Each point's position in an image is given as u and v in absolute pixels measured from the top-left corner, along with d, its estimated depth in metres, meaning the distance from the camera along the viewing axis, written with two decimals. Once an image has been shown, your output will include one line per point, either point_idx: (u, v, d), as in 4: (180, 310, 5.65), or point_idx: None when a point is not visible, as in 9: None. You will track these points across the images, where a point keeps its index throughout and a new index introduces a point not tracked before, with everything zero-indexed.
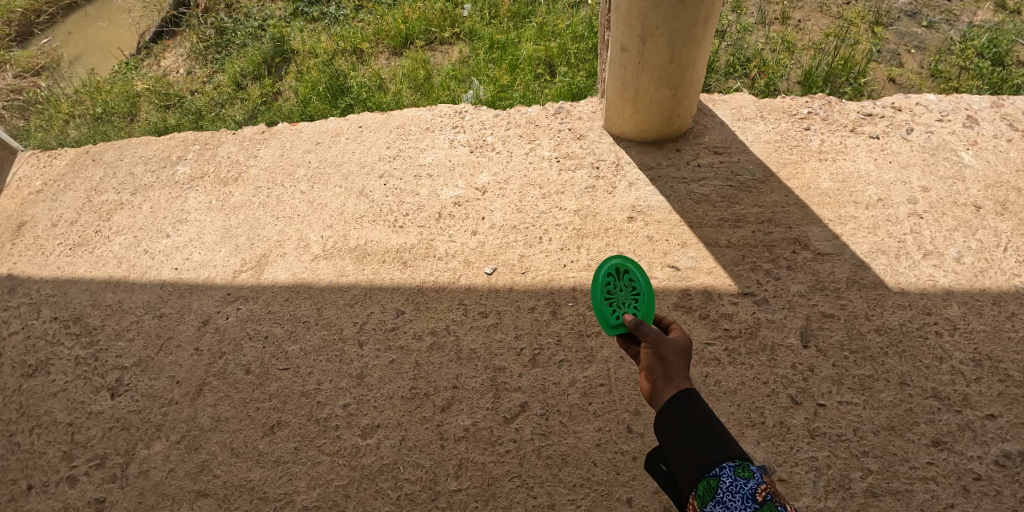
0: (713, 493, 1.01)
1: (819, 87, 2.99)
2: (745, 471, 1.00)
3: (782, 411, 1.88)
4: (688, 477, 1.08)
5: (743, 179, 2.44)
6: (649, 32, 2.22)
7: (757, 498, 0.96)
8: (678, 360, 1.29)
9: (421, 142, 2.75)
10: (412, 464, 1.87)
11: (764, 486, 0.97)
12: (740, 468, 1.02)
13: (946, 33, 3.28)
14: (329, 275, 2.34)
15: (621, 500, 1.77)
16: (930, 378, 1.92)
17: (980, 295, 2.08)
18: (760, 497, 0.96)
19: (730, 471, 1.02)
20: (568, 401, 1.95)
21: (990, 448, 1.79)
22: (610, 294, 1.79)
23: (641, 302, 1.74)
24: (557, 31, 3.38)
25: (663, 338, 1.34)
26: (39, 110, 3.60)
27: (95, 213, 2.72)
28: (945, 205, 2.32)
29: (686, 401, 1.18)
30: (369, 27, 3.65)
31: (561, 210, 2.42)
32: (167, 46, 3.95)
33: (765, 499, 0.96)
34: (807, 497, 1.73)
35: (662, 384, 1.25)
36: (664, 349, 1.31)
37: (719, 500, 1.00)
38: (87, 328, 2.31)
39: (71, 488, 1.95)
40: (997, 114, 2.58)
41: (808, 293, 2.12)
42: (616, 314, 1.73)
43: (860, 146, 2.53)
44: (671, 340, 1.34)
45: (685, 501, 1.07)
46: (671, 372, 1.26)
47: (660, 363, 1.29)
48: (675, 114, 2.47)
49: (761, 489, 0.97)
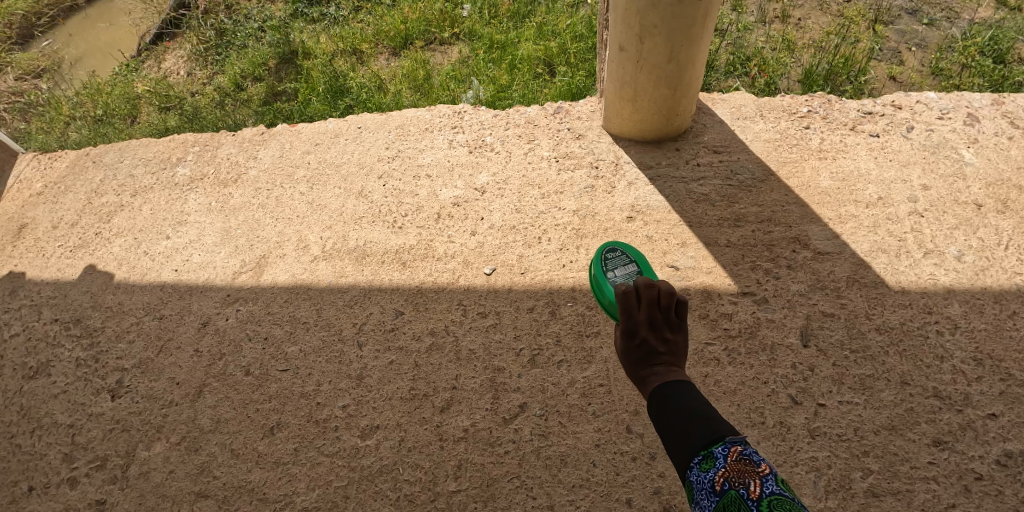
0: (692, 491, 1.31)
1: (819, 85, 2.98)
2: (706, 465, 1.30)
3: (782, 411, 1.87)
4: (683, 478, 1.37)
5: (743, 178, 2.43)
6: (648, 32, 2.21)
7: (717, 489, 1.25)
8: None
9: (420, 142, 2.75)
10: (412, 465, 1.87)
11: (720, 473, 1.26)
12: (703, 462, 1.32)
13: (946, 31, 3.27)
14: (329, 276, 2.34)
15: (621, 500, 1.76)
16: (931, 377, 1.91)
17: (982, 293, 2.07)
18: (719, 487, 1.25)
19: (697, 470, 1.32)
20: (568, 402, 1.95)
21: (992, 447, 1.78)
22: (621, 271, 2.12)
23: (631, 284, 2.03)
24: (557, 31, 3.37)
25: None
26: (40, 112, 3.61)
27: (96, 215, 2.73)
28: (946, 204, 2.31)
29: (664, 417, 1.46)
30: (369, 28, 3.65)
31: (560, 210, 2.42)
32: (167, 48, 3.96)
33: (723, 488, 1.24)
34: (808, 497, 1.73)
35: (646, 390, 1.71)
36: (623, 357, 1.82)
37: (697, 496, 1.30)
38: (88, 329, 2.31)
39: (72, 489, 1.95)
40: (998, 111, 2.57)
41: (808, 292, 2.11)
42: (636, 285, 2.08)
43: (860, 144, 2.52)
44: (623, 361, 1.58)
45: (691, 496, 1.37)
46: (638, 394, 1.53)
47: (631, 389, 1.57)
48: (674, 113, 2.47)
49: (718, 480, 1.26)
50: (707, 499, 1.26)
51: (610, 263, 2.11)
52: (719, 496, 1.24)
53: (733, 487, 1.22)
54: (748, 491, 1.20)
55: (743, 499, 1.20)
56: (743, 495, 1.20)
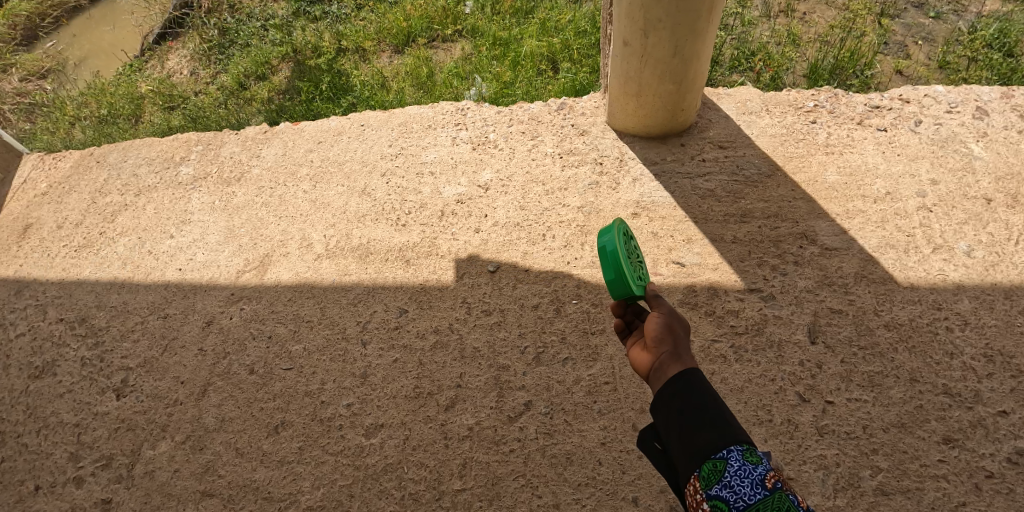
0: (720, 475, 0.98)
1: (825, 80, 2.95)
2: (753, 456, 0.98)
3: (789, 408, 1.85)
4: (690, 459, 1.04)
5: (749, 174, 2.41)
6: (652, 26, 2.19)
7: (767, 485, 0.94)
8: (684, 336, 1.28)
9: (423, 140, 2.74)
10: (418, 464, 1.86)
11: (774, 473, 0.96)
12: (749, 453, 1.00)
13: (953, 24, 3.24)
14: (332, 275, 2.33)
15: (627, 499, 1.75)
16: (941, 374, 1.88)
17: (992, 289, 2.04)
18: (770, 484, 0.95)
19: (738, 455, 0.99)
20: (573, 400, 1.93)
21: (1003, 445, 1.76)
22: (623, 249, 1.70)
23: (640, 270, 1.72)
24: (560, 27, 3.36)
25: (676, 317, 1.33)
26: (46, 113, 3.62)
27: (100, 215, 2.73)
28: (955, 198, 2.28)
29: (692, 382, 1.14)
30: (371, 25, 3.64)
31: (564, 207, 2.40)
32: (171, 47, 3.97)
33: (774, 486, 0.94)
34: (816, 495, 1.71)
35: (667, 360, 1.22)
36: (672, 326, 1.30)
37: (727, 483, 0.97)
38: (93, 329, 2.32)
39: (78, 488, 1.95)
40: (1007, 105, 2.54)
41: (816, 288, 2.09)
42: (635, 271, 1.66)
43: (867, 139, 2.49)
44: (681, 320, 1.32)
45: (685, 484, 1.04)
46: (677, 350, 1.23)
47: (665, 337, 1.27)
48: (679, 109, 2.45)
49: (769, 476, 0.96)
50: (746, 491, 0.94)
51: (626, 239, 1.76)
52: (767, 491, 0.94)
53: (785, 491, 0.95)
54: (800, 499, 0.94)
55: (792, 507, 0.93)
56: (793, 502, 0.93)
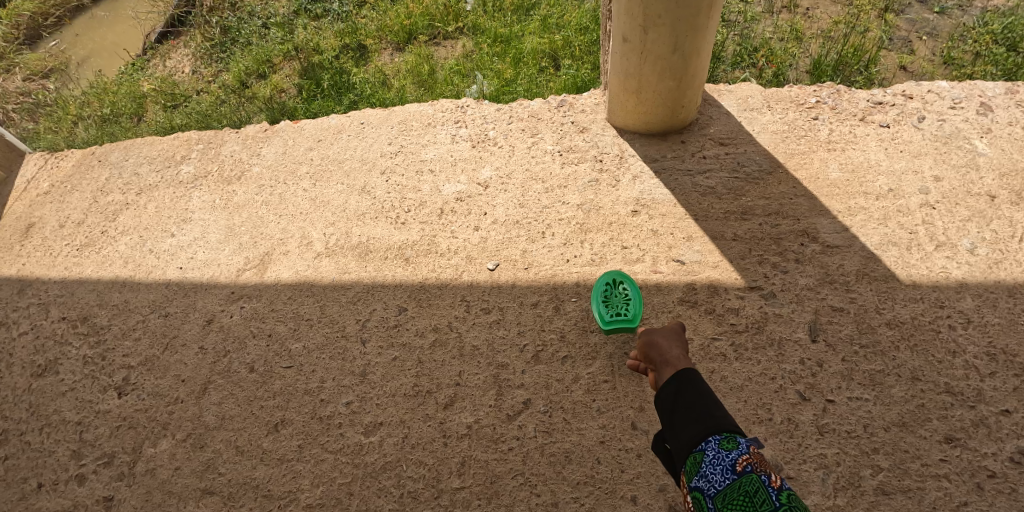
0: (699, 466, 1.12)
1: (827, 76, 2.93)
2: (728, 444, 1.11)
3: (789, 407, 1.84)
4: (682, 452, 1.18)
5: (750, 171, 2.40)
6: (652, 21, 2.17)
7: (737, 469, 1.06)
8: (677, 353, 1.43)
9: (423, 137, 2.73)
10: (416, 462, 1.86)
11: (744, 456, 1.08)
12: (725, 441, 1.13)
13: (958, 19, 3.21)
14: (332, 273, 2.34)
15: (626, 498, 1.74)
16: (943, 373, 1.87)
17: (995, 287, 2.02)
18: (740, 467, 1.06)
19: (715, 444, 1.13)
20: (572, 398, 1.93)
21: (1005, 444, 1.74)
22: (607, 298, 2.08)
23: (632, 309, 2.05)
24: (561, 24, 3.35)
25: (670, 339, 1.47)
26: (49, 113, 3.64)
27: (102, 213, 2.74)
28: (959, 195, 2.26)
29: (683, 385, 1.29)
30: (372, 23, 3.64)
31: (564, 205, 2.40)
32: (173, 46, 3.98)
33: (743, 469, 1.05)
34: (816, 495, 1.70)
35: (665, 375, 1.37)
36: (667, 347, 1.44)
37: (704, 472, 1.11)
38: (94, 327, 2.33)
39: (80, 486, 1.96)
40: (1012, 100, 2.51)
41: (817, 286, 2.08)
42: (611, 313, 2.04)
43: (869, 135, 2.47)
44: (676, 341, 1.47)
45: (681, 476, 1.18)
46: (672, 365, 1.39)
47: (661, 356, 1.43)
48: (679, 105, 2.43)
49: (740, 461, 1.07)
50: (717, 478, 1.08)
51: (616, 285, 2.11)
52: (736, 475, 1.05)
53: (756, 472, 1.04)
54: (770, 478, 1.02)
55: (762, 487, 1.02)
56: (763, 482, 1.02)
